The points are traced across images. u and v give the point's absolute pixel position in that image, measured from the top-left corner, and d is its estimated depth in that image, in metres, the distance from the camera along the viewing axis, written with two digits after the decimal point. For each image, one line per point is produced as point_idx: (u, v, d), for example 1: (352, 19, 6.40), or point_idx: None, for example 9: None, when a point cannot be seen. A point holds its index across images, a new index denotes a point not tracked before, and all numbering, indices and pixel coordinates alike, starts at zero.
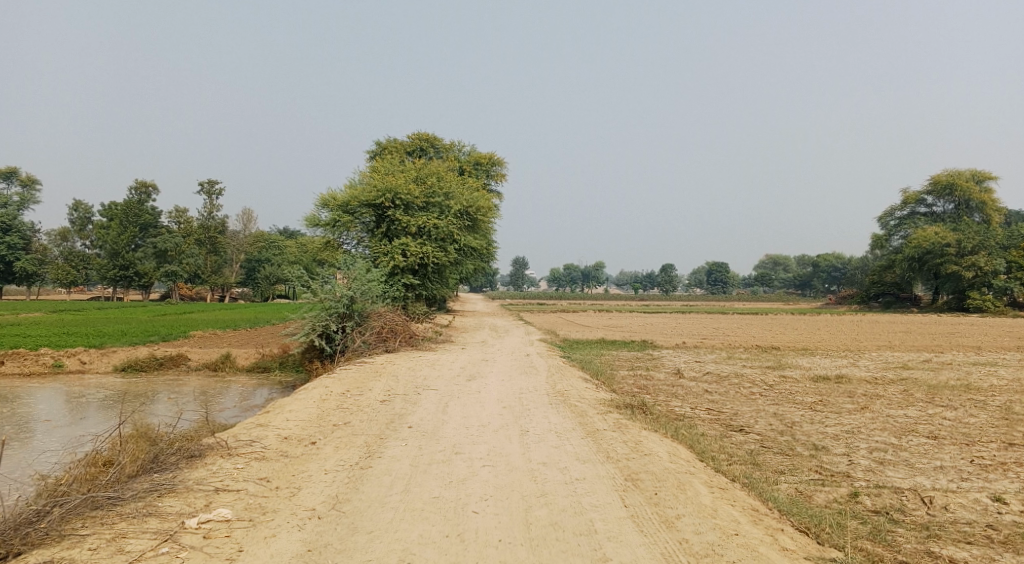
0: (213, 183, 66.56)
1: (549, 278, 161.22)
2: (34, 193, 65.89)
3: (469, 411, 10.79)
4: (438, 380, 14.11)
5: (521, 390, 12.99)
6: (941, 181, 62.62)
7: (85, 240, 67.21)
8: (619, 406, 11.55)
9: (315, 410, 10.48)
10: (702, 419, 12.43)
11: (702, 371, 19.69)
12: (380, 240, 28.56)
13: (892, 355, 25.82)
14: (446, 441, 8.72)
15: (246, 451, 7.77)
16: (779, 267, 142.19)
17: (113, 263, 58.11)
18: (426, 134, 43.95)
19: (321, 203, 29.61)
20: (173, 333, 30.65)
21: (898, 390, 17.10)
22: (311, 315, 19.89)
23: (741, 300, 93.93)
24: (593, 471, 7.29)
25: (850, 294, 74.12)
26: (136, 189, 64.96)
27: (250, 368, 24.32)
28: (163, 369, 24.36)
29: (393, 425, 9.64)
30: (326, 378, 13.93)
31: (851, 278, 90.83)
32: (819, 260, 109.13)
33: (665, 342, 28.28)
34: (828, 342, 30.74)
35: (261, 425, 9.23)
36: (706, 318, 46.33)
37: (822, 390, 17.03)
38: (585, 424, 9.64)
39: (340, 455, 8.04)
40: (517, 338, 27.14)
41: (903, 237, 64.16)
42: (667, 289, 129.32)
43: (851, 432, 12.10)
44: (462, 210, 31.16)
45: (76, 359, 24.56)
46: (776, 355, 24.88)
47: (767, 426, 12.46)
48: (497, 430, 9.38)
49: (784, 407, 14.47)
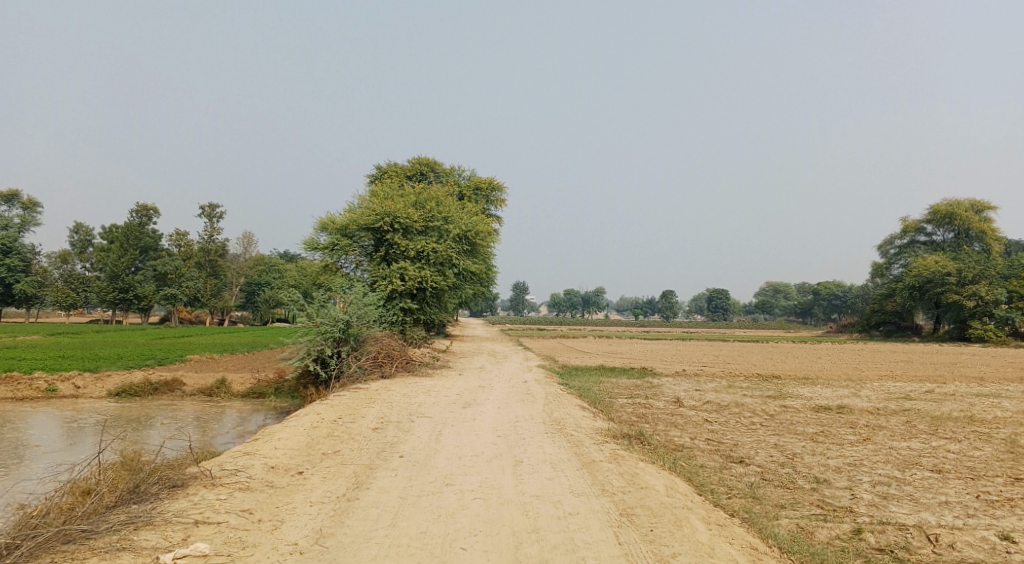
0: (214, 207, 66.74)
1: (549, 304, 160.90)
2: (36, 215, 66.05)
3: (463, 440, 10.55)
4: (432, 408, 13.86)
5: (517, 418, 12.75)
6: (940, 210, 62.72)
7: (85, 262, 67.19)
8: (617, 436, 11.31)
9: (304, 438, 10.26)
10: (701, 450, 12.18)
11: (702, 399, 19.42)
12: (378, 264, 28.45)
13: (894, 385, 25.52)
14: (437, 472, 8.50)
15: (230, 481, 7.55)
16: (779, 294, 142.01)
17: (112, 286, 57.97)
18: (426, 159, 44.13)
19: (320, 227, 29.56)
20: (169, 357, 30.40)
21: (900, 421, 16.84)
22: (307, 339, 19.68)
23: (742, 327, 93.62)
24: (587, 505, 7.07)
25: (851, 322, 73.82)
26: (137, 212, 65.08)
27: (245, 393, 24.03)
28: (157, 394, 24.07)
29: (384, 455, 9.42)
30: (319, 404, 13.70)
31: (851, 306, 90.60)
32: (819, 288, 108.99)
33: (664, 370, 28.02)
34: (829, 371, 30.46)
35: (248, 453, 9.00)
36: (706, 345, 46.04)
37: (823, 421, 16.76)
38: (581, 455, 9.40)
39: (327, 486, 7.81)
40: (515, 364, 26.89)
41: (903, 266, 64.09)
42: (667, 316, 129.01)
43: (854, 465, 11.84)
44: (461, 235, 31.09)
45: (69, 384, 24.28)
46: (777, 384, 24.60)
47: (768, 457, 12.20)
48: (490, 460, 9.15)
49: (785, 438, 14.21)
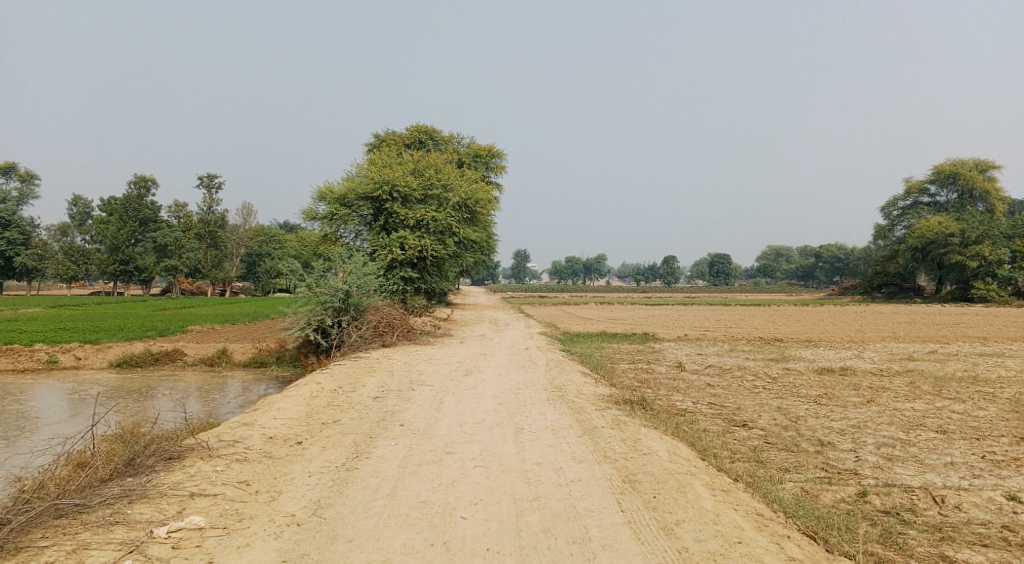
0: (212, 177, 66.25)
1: (550, 271, 160.74)
2: (33, 188, 65.59)
3: (463, 408, 10.46)
4: (433, 376, 13.77)
5: (518, 385, 12.66)
6: (944, 170, 62.08)
7: (85, 235, 66.96)
8: (619, 401, 11.21)
9: (304, 408, 10.17)
10: (704, 415, 12.11)
11: (704, 364, 19.34)
12: (378, 234, 28.19)
13: (896, 347, 25.44)
14: (438, 440, 8.40)
15: (228, 453, 7.46)
16: (781, 257, 141.64)
17: (113, 258, 57.81)
18: (425, 126, 43.53)
19: (318, 197, 29.24)
20: (170, 328, 30.37)
21: (904, 383, 16.76)
22: (306, 309, 19.55)
23: (744, 292, 93.49)
24: (589, 472, 6.96)
25: (853, 285, 73.63)
26: (135, 183, 64.59)
27: (247, 363, 24.02)
28: (159, 364, 24.08)
29: (384, 424, 9.32)
30: (319, 374, 13.61)
31: (853, 269, 90.36)
32: (821, 251, 108.62)
33: (666, 334, 27.94)
34: (831, 334, 30.39)
35: (246, 424, 8.91)
36: (708, 310, 45.96)
37: (827, 383, 16.69)
38: (583, 421, 9.29)
39: (326, 456, 7.71)
40: (517, 332, 26.80)
41: (906, 227, 63.66)
42: (668, 281, 128.93)
43: (858, 427, 11.75)
44: (461, 203, 30.75)
45: (71, 355, 24.29)
46: (779, 347, 24.52)
47: (771, 421, 12.13)
48: (490, 428, 9.05)
49: (788, 401, 14.14)
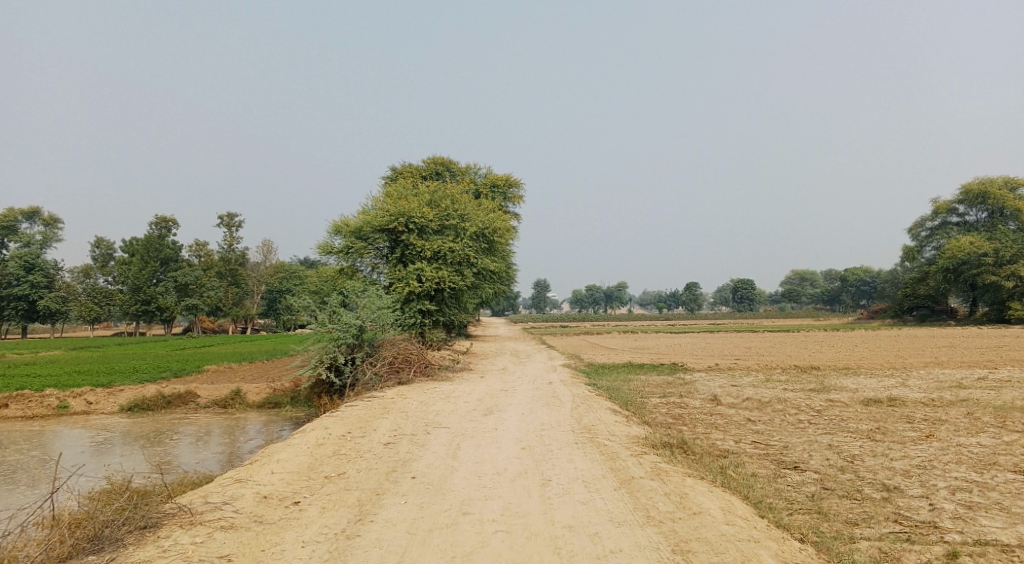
0: (233, 215, 66.52)
1: (571, 301, 159.34)
2: (57, 231, 66.27)
3: (483, 455, 9.43)
4: (451, 417, 12.74)
5: (542, 426, 11.60)
6: (972, 189, 60.37)
7: (107, 276, 67.35)
8: (656, 444, 10.09)
9: (307, 459, 9.19)
10: (749, 456, 10.98)
11: (740, 396, 18.07)
12: (394, 266, 27.46)
13: (943, 373, 23.89)
14: (454, 496, 7.39)
15: (212, 518, 6.52)
16: (805, 282, 138.96)
17: (135, 298, 57.78)
18: (441, 157, 43.23)
19: (334, 230, 28.67)
20: (185, 368, 29.62)
21: (962, 413, 15.37)
22: (318, 346, 18.70)
23: (770, 318, 91.52)
24: (631, 539, 5.91)
25: (883, 308, 71.40)
26: (156, 224, 64.96)
27: (260, 404, 23.14)
28: (172, 407, 23.30)
29: (394, 477, 8.31)
30: (328, 417, 12.68)
31: (881, 292, 87.91)
32: (846, 274, 106.03)
33: (695, 365, 26.64)
34: (869, 361, 28.85)
35: (240, 481, 7.96)
36: (735, 338, 44.47)
37: (877, 416, 15.35)
38: (618, 471, 8.22)
39: (325, 519, 6.75)
40: (539, 364, 25.75)
41: (935, 248, 61.80)
42: (691, 308, 127.03)
43: (925, 467, 10.47)
44: (478, 232, 30.05)
45: (82, 400, 23.60)
46: (817, 376, 23.14)
47: (825, 462, 10.92)
48: (513, 480, 8.02)
49: (839, 437, 12.90)
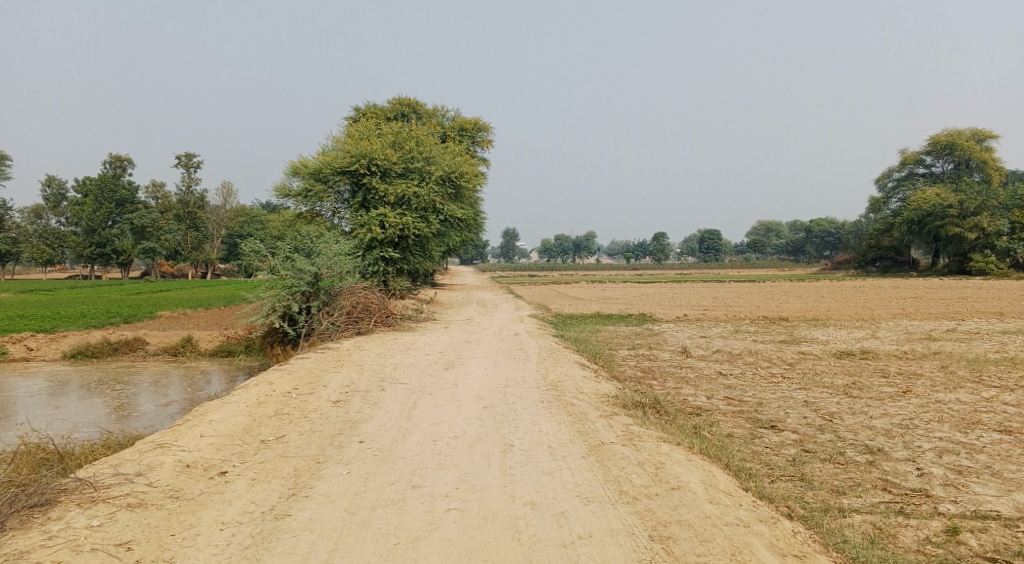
0: (191, 155, 63.65)
1: (539, 250, 158.66)
2: (3, 168, 62.74)
3: (440, 416, 8.60)
4: (409, 371, 11.90)
5: (506, 382, 10.83)
6: (940, 140, 60.19)
7: (59, 217, 64.31)
8: (628, 404, 9.36)
9: (244, 420, 8.25)
10: (723, 414, 10.39)
11: (710, 348, 17.54)
12: (356, 211, 26.16)
13: (910, 325, 23.73)
14: (403, 465, 6.54)
15: (117, 494, 5.57)
16: (771, 233, 140.11)
17: (89, 241, 55.37)
18: (407, 98, 41.44)
19: (292, 172, 27.15)
20: (136, 314, 28.17)
21: (936, 367, 15.02)
22: (270, 294, 17.51)
23: (736, 268, 92.04)
24: (603, 522, 5.20)
25: (846, 259, 72.01)
26: (110, 163, 61.94)
27: (214, 352, 22.00)
28: (118, 355, 22.04)
29: (338, 442, 7.43)
30: (277, 371, 11.71)
31: (845, 243, 88.83)
32: (812, 225, 106.88)
33: (665, 315, 26.16)
34: (838, 312, 28.64)
35: (161, 447, 6.98)
36: (703, 288, 44.26)
37: (851, 369, 14.95)
38: (587, 434, 7.48)
39: (253, 494, 5.85)
40: (505, 314, 24.91)
41: (901, 200, 62.11)
42: (659, 258, 127.43)
43: (906, 427, 9.96)
44: (444, 176, 28.70)
45: (21, 346, 22.20)
46: (787, 328, 22.76)
47: (802, 420, 10.35)
48: (471, 445, 7.22)
49: (815, 393, 12.41)
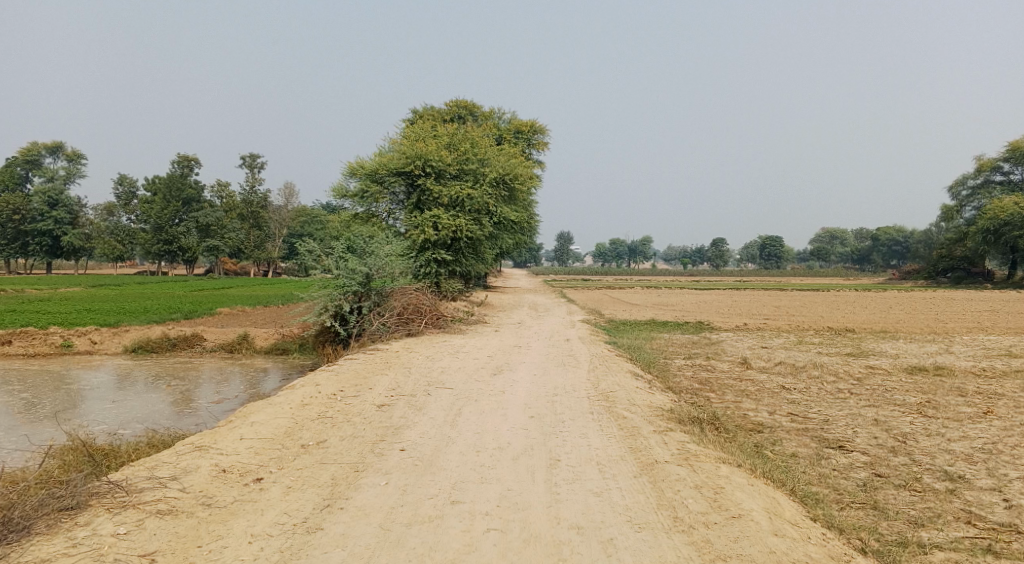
0: (254, 156, 65.42)
1: (593, 254, 157.37)
2: (80, 167, 65.78)
3: (486, 425, 8.29)
4: (456, 376, 11.63)
5: (555, 391, 10.44)
6: (1021, 146, 56.82)
7: (130, 214, 66.98)
8: (684, 418, 8.84)
9: (286, 422, 8.14)
10: (786, 432, 9.77)
11: (771, 360, 16.71)
12: (410, 212, 26.20)
13: (987, 340, 22.21)
14: (444, 477, 6.26)
15: (149, 500, 5.53)
16: (835, 240, 135.24)
17: (157, 238, 57.47)
18: (463, 100, 41.51)
19: (349, 172, 27.42)
20: (196, 310, 28.89)
21: (1020, 387, 13.89)
22: (323, 293, 17.65)
23: (797, 276, 88.95)
24: (655, 552, 4.83)
25: (916, 269, 68.62)
26: (178, 163, 64.23)
27: (268, 350, 22.31)
28: (177, 350, 22.60)
29: (379, 448, 7.21)
30: (324, 371, 11.65)
31: (914, 252, 84.85)
32: (878, 233, 102.50)
33: (722, 323, 25.29)
34: (908, 325, 27.12)
35: (200, 449, 6.92)
36: (762, 296, 42.80)
37: (925, 387, 13.99)
38: (640, 451, 7.05)
39: (286, 503, 5.68)
40: (557, 319, 24.51)
41: (977, 208, 58.91)
42: (716, 264, 124.46)
43: (990, 452, 9.11)
44: (499, 179, 28.46)
45: (87, 339, 23.01)
46: (852, 339, 21.60)
47: (873, 441, 9.61)
48: (516, 457, 6.89)
49: (887, 411, 11.59)
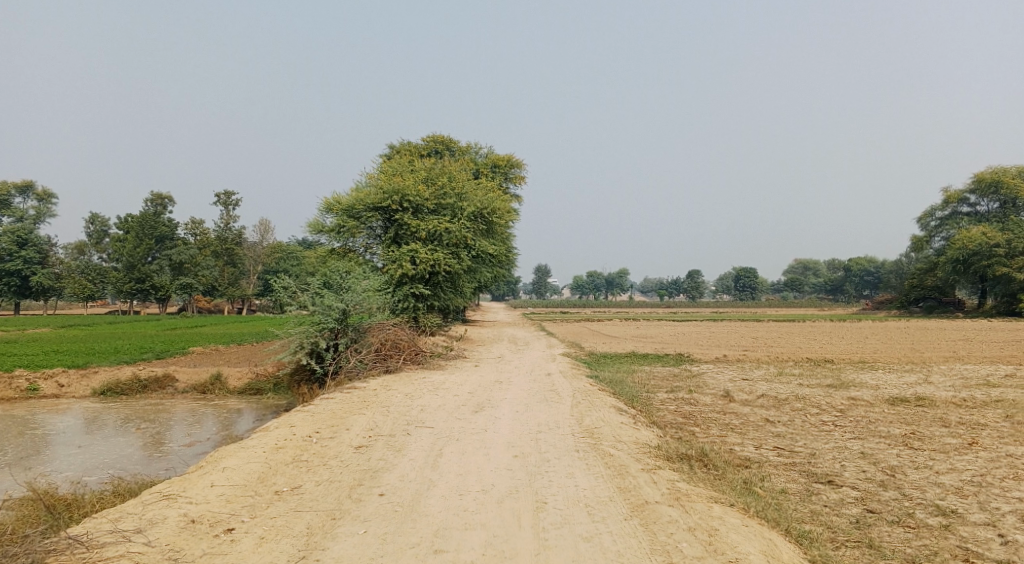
0: (229, 193, 64.91)
1: (571, 287, 157.94)
2: (50, 206, 64.67)
3: (468, 465, 8.00)
4: (436, 414, 11.32)
5: (538, 428, 10.18)
6: (985, 178, 58.44)
7: (101, 253, 65.77)
8: (671, 456, 8.64)
9: (260, 467, 7.78)
10: (774, 467, 9.59)
11: (754, 392, 16.59)
12: (388, 247, 25.99)
13: (965, 369, 22.38)
14: (426, 524, 5.97)
15: (111, 556, 5.17)
16: (808, 271, 137.26)
17: (129, 276, 56.37)
18: (440, 136, 41.72)
19: (325, 208, 27.20)
20: (168, 350, 28.14)
21: (1001, 416, 13.91)
22: (299, 330, 17.18)
23: (773, 307, 89.83)
24: None
25: (889, 299, 69.66)
26: (151, 201, 63.46)
27: (242, 390, 21.71)
28: (147, 392, 21.90)
29: (358, 494, 6.90)
30: (299, 413, 11.27)
31: (886, 282, 86.30)
32: (850, 263, 104.24)
33: (702, 355, 25.23)
34: (885, 354, 27.29)
35: (168, 498, 6.55)
36: (740, 327, 42.99)
37: (909, 417, 13.94)
38: (629, 491, 6.83)
39: (259, 557, 5.36)
40: (537, 353, 24.26)
41: (945, 239, 60.23)
42: (693, 296, 125.43)
43: (980, 485, 9.01)
44: (477, 213, 28.42)
45: (53, 382, 22.22)
46: (833, 370, 21.62)
47: (861, 475, 9.47)
48: (502, 500, 6.63)
49: (873, 443, 11.49)
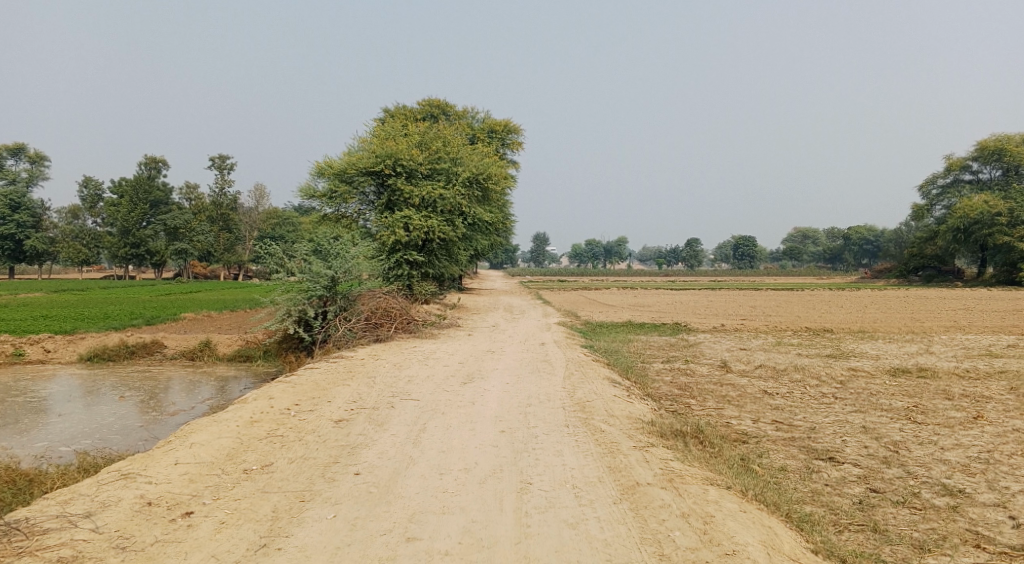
0: (223, 156, 63.95)
1: (569, 254, 157.52)
2: (42, 169, 63.68)
3: (452, 442, 7.57)
4: (423, 385, 10.90)
5: (528, 402, 9.74)
6: (989, 146, 57.44)
7: (96, 217, 64.97)
8: (667, 433, 8.22)
9: (230, 443, 7.37)
10: (773, 442, 9.21)
11: (752, 363, 16.18)
12: (381, 212, 25.40)
13: (966, 340, 21.98)
14: (401, 508, 5.57)
15: (54, 546, 4.82)
16: (807, 240, 136.61)
17: (124, 241, 55.73)
18: (436, 99, 40.77)
19: (317, 172, 26.50)
20: (159, 316, 27.69)
21: (1006, 389, 13.51)
22: (285, 298, 16.85)
23: (771, 275, 89.37)
24: None
25: (888, 267, 69.16)
26: (145, 164, 62.48)
27: (231, 357, 21.29)
28: (135, 358, 21.49)
29: (331, 472, 6.48)
30: (280, 383, 10.87)
31: (885, 251, 85.74)
32: (850, 232, 103.42)
33: (700, 324, 24.81)
34: (885, 324, 26.86)
35: (125, 477, 6.16)
36: (739, 296, 42.58)
37: (912, 390, 13.54)
38: (619, 471, 6.41)
39: (216, 544, 4.98)
40: (532, 321, 23.86)
41: (946, 207, 59.55)
42: (691, 264, 124.59)
43: (988, 462, 8.63)
44: (472, 178, 27.71)
45: (40, 348, 21.82)
46: (832, 341, 21.19)
47: (864, 451, 9.07)
48: (484, 481, 6.20)
49: (874, 417, 11.11)
